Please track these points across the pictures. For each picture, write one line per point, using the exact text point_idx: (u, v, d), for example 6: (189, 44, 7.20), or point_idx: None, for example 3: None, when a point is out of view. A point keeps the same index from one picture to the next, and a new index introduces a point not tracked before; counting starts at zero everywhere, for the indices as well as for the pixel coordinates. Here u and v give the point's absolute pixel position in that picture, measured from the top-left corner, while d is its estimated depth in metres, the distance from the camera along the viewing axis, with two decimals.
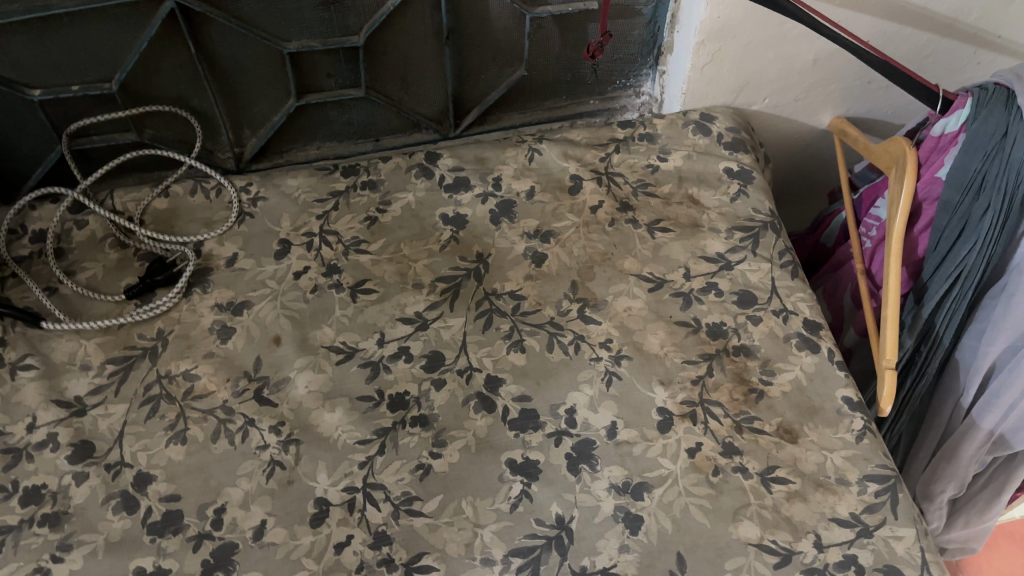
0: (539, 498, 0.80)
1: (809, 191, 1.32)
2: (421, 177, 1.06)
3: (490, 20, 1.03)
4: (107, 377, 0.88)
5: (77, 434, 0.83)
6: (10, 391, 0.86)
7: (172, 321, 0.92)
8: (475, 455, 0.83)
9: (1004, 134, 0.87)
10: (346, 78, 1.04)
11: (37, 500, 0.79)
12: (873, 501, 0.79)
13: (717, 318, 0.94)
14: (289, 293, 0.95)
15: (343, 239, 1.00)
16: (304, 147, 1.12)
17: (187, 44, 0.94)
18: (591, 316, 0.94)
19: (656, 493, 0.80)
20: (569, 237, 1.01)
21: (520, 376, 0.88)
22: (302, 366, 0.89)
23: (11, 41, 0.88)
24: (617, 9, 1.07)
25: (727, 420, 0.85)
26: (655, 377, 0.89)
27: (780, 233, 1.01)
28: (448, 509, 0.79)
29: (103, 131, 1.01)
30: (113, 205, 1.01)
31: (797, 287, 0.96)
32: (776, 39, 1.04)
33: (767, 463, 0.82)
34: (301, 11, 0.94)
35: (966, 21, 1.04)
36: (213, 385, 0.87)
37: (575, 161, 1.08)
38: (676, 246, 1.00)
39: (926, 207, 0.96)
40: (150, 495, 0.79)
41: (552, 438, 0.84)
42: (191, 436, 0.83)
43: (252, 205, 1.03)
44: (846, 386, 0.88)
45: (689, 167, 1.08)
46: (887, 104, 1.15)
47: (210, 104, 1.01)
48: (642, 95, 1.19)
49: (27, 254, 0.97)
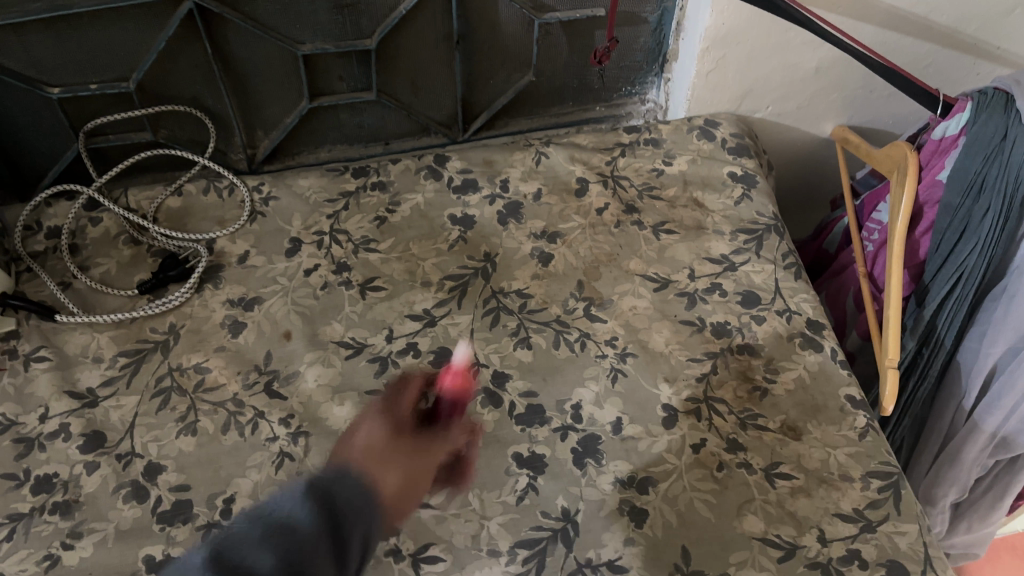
0: (545, 492, 0.80)
1: (811, 200, 1.34)
2: (430, 179, 1.08)
3: (499, 26, 1.05)
4: (119, 369, 0.89)
5: (88, 424, 0.84)
6: (23, 381, 0.87)
7: (184, 316, 0.94)
8: (482, 449, 0.83)
9: (1003, 137, 0.89)
10: (358, 81, 1.06)
11: (49, 488, 0.79)
12: (876, 497, 0.80)
13: (722, 318, 0.95)
14: (299, 290, 0.96)
15: (354, 238, 1.01)
16: (314, 151, 1.14)
17: (202, 45, 0.96)
18: (597, 314, 0.95)
19: (661, 487, 0.80)
20: (576, 238, 1.02)
21: (527, 372, 0.90)
22: (312, 360, 0.89)
23: (32, 39, 0.90)
24: (624, 16, 1.09)
25: (732, 417, 0.86)
26: (661, 375, 0.90)
27: (783, 236, 1.03)
28: (455, 501, 0.79)
29: (119, 130, 1.04)
30: (128, 203, 1.03)
31: (801, 288, 0.97)
32: (779, 46, 1.05)
33: (771, 459, 0.83)
34: (315, 14, 0.96)
35: (966, 33, 1.06)
36: (223, 378, 0.88)
37: (581, 164, 1.10)
38: (681, 247, 1.02)
39: (928, 210, 0.97)
40: (160, 484, 0.80)
41: (558, 433, 0.85)
42: (202, 428, 0.84)
43: (264, 205, 1.04)
44: (849, 385, 0.89)
45: (694, 172, 1.09)
46: (888, 115, 1.17)
47: (224, 105, 1.04)
48: (647, 102, 1.22)
49: (42, 250, 0.99)
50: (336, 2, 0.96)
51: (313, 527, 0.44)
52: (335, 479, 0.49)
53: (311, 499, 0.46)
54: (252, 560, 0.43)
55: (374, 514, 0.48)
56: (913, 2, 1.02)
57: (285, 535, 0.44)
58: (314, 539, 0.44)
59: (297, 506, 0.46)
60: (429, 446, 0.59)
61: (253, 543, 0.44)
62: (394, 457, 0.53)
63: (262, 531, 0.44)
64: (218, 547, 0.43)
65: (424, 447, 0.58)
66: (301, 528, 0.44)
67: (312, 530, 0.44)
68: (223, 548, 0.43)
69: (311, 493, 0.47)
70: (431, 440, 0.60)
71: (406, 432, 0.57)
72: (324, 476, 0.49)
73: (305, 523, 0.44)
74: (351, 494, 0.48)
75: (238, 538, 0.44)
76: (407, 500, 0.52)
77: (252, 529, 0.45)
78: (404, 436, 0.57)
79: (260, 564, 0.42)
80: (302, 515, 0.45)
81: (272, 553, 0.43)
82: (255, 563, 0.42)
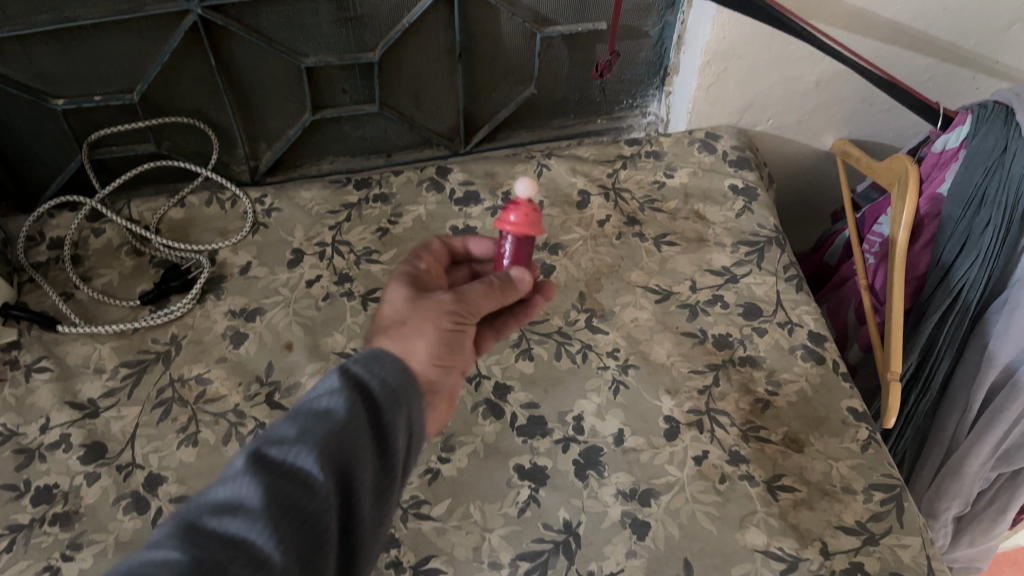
0: (547, 503, 0.80)
1: (812, 213, 1.35)
2: (432, 191, 1.09)
3: (501, 38, 1.05)
4: (120, 380, 0.89)
5: (89, 435, 0.84)
6: (24, 392, 0.87)
7: (186, 326, 0.94)
8: (483, 460, 0.83)
9: (1003, 150, 0.89)
10: (361, 93, 1.07)
11: (49, 499, 0.79)
12: (879, 510, 0.79)
13: (723, 329, 0.95)
14: (301, 301, 0.96)
15: (356, 249, 1.02)
16: (317, 162, 1.15)
17: (206, 57, 0.97)
18: (599, 326, 0.95)
19: (663, 499, 0.80)
20: (577, 250, 1.03)
21: (528, 384, 0.90)
22: (313, 371, 0.89)
23: (37, 51, 0.91)
24: (626, 29, 1.09)
25: (734, 429, 0.86)
26: (662, 387, 0.89)
27: (784, 248, 1.03)
28: (456, 513, 0.79)
29: (122, 141, 1.04)
30: (130, 214, 1.04)
31: (802, 300, 0.97)
32: (780, 60, 1.06)
33: (773, 472, 0.83)
34: (318, 26, 0.97)
35: (965, 47, 1.07)
36: (225, 389, 0.88)
37: (583, 176, 1.11)
38: (682, 259, 1.02)
39: (928, 222, 0.97)
40: (161, 496, 0.79)
41: (560, 445, 0.84)
42: (203, 439, 0.84)
43: (266, 216, 1.05)
44: (851, 397, 0.89)
45: (695, 184, 1.10)
46: (888, 128, 1.18)
47: (227, 116, 1.04)
48: (648, 115, 1.22)
49: (44, 260, 1.00)
50: (340, 15, 0.97)
51: (349, 418, 0.45)
52: (372, 359, 0.49)
53: (346, 389, 0.47)
54: (294, 454, 0.43)
55: (415, 392, 0.50)
56: (912, 17, 1.03)
57: (323, 426, 0.44)
58: (351, 429, 0.45)
59: (333, 398, 0.46)
60: (456, 301, 0.62)
61: (291, 439, 0.44)
62: (416, 329, 0.58)
63: (300, 426, 0.44)
64: (257, 449, 0.43)
65: (450, 304, 0.61)
66: (337, 418, 0.45)
67: (349, 421, 0.45)
68: (263, 447, 0.44)
69: (346, 383, 0.47)
70: (458, 295, 0.62)
71: (429, 299, 0.62)
72: (357, 361, 0.49)
73: (341, 414, 0.45)
74: (388, 374, 0.49)
75: (277, 436, 0.45)
76: (437, 364, 0.57)
77: (289, 425, 0.45)
78: (427, 303, 0.61)
79: (302, 458, 0.43)
80: (338, 406, 0.45)
81: (313, 446, 0.43)
82: (296, 458, 0.43)
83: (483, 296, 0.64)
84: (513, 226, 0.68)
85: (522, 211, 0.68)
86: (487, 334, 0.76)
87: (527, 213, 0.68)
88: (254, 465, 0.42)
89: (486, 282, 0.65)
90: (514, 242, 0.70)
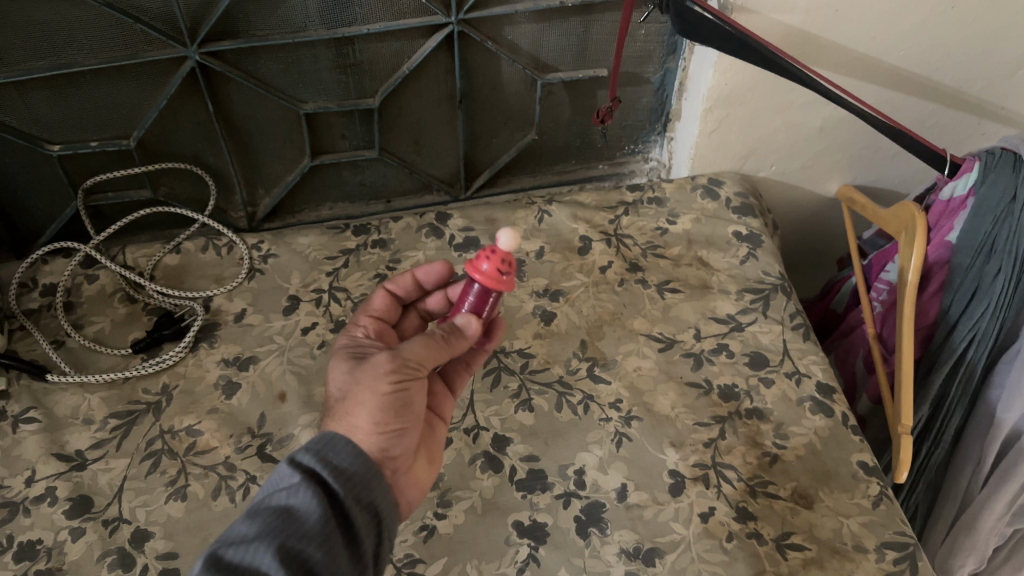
0: (546, 563, 0.77)
1: (817, 259, 1.33)
2: (432, 237, 1.07)
3: (502, 85, 1.05)
4: (109, 431, 0.86)
5: (76, 488, 0.81)
6: (11, 444, 0.85)
7: (178, 375, 0.92)
8: (480, 517, 0.80)
9: (1012, 199, 0.87)
10: (360, 139, 1.06)
11: (32, 556, 0.76)
12: (892, 569, 0.76)
13: (729, 380, 0.92)
14: (296, 348, 0.94)
15: (353, 296, 1.00)
16: (316, 208, 1.14)
17: (205, 103, 0.96)
18: (600, 375, 0.93)
19: (668, 559, 0.77)
20: (578, 296, 1.01)
21: (528, 436, 0.87)
22: (306, 423, 0.87)
23: (32, 97, 0.90)
24: (627, 76, 1.09)
25: (740, 484, 0.83)
26: (667, 439, 0.87)
27: (790, 296, 1.01)
28: (453, 571, 0.76)
29: (118, 188, 1.03)
30: (125, 259, 1.02)
31: (809, 350, 0.95)
32: (782, 106, 1.05)
33: (782, 530, 0.79)
34: (319, 73, 0.97)
35: (969, 93, 1.06)
36: (216, 441, 0.85)
37: (584, 223, 1.09)
38: (685, 306, 1.00)
39: (936, 271, 0.94)
40: (147, 553, 0.76)
41: (561, 500, 0.82)
42: (192, 493, 0.81)
43: (263, 262, 1.03)
44: (861, 451, 0.86)
45: (698, 231, 1.08)
46: (893, 174, 1.17)
47: (224, 162, 1.03)
48: (651, 160, 1.21)
49: (36, 307, 0.98)
50: (339, 61, 0.97)
51: (311, 514, 0.50)
52: (327, 448, 0.55)
53: (303, 483, 0.52)
54: (251, 553, 0.48)
55: (371, 476, 0.55)
56: (917, 63, 1.02)
57: (285, 523, 0.50)
58: (315, 524, 0.50)
59: (292, 493, 0.51)
60: (394, 361, 0.62)
61: (251, 537, 0.49)
62: (354, 399, 0.61)
63: (260, 524, 0.50)
64: (216, 553, 0.48)
65: (387, 365, 0.62)
66: (297, 515, 0.50)
67: (311, 516, 0.50)
68: (222, 550, 0.48)
69: (302, 476, 0.52)
70: (395, 354, 0.63)
71: (369, 365, 0.63)
72: (312, 450, 0.55)
73: (301, 510, 0.50)
74: (342, 462, 0.54)
75: (237, 536, 0.49)
76: (385, 426, 0.60)
77: (249, 524, 0.50)
78: (365, 368, 0.63)
79: (261, 557, 0.47)
80: (298, 502, 0.51)
81: (273, 543, 0.48)
82: (253, 556, 0.48)
83: (425, 349, 0.63)
84: (482, 277, 0.65)
85: (493, 264, 0.65)
86: (459, 368, 0.78)
87: (500, 265, 0.65)
88: (211, 566, 0.47)
89: (430, 339, 0.64)
90: (480, 292, 0.67)
